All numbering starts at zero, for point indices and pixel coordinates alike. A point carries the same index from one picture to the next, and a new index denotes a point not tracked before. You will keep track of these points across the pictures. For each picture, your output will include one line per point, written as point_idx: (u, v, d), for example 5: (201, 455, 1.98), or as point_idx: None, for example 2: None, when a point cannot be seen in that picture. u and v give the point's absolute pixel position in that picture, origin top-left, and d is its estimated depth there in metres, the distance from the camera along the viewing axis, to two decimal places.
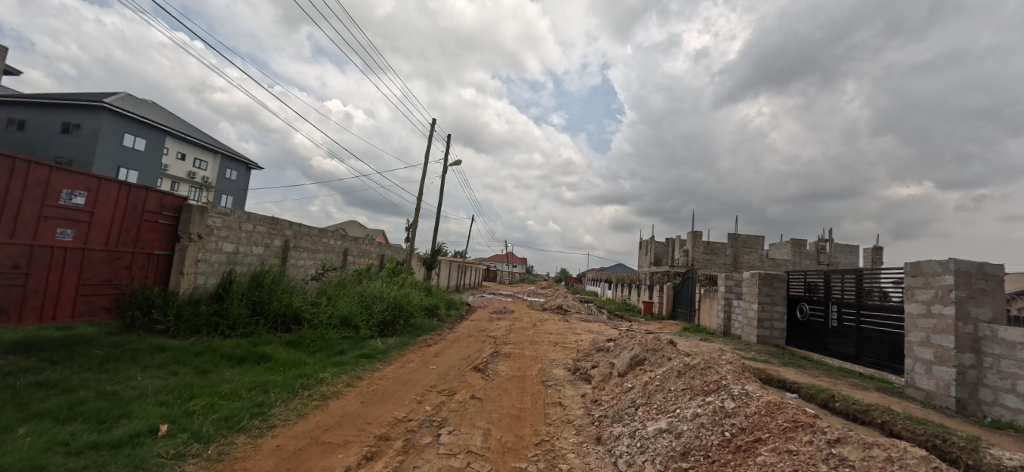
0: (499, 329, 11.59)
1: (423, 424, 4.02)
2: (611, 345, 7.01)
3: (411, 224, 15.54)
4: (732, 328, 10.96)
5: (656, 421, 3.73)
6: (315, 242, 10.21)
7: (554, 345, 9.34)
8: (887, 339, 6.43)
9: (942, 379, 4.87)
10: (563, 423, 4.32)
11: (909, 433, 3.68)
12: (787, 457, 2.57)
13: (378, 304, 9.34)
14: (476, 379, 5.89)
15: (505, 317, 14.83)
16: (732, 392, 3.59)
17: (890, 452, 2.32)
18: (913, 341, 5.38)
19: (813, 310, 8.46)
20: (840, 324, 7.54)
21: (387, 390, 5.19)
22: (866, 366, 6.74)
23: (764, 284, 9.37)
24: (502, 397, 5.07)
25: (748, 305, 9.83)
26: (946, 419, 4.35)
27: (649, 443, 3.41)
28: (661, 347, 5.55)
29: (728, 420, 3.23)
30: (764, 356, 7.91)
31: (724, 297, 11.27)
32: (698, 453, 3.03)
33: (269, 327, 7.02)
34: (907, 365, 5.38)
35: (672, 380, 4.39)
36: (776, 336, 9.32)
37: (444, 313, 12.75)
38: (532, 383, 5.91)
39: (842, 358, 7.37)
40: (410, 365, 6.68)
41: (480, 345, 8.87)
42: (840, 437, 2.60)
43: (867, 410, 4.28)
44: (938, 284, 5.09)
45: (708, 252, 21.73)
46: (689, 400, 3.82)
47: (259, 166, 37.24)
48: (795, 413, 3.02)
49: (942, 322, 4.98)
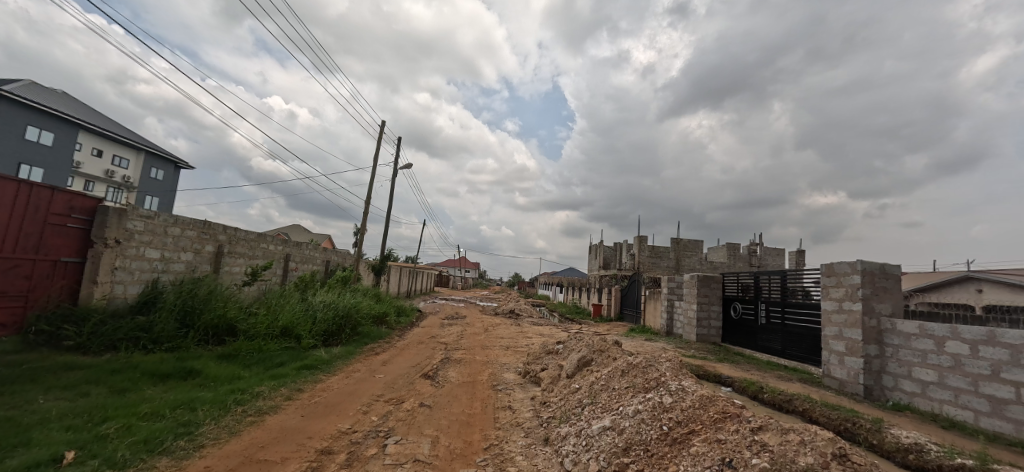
0: (450, 335, 11.47)
1: (368, 435, 3.87)
2: (559, 348, 7.14)
3: (358, 229, 14.98)
4: (674, 327, 11.56)
5: (600, 419, 3.83)
6: (251, 246, 9.51)
7: (505, 349, 9.37)
8: (808, 334, 7.04)
9: (853, 368, 5.40)
10: (512, 426, 4.34)
11: (825, 418, 4.07)
12: (716, 447, 2.74)
13: (323, 312, 8.91)
14: (425, 387, 5.77)
15: (454, 323, 14.62)
16: (670, 388, 3.76)
17: (802, 436, 2.54)
18: (828, 334, 5.91)
19: (744, 309, 9.11)
20: (768, 322, 8.16)
21: (330, 401, 4.96)
22: (790, 360, 7.35)
23: (702, 285, 9.98)
24: (451, 404, 5.00)
25: (688, 306, 10.41)
26: (856, 405, 4.83)
27: (594, 441, 3.49)
28: (606, 348, 5.72)
29: (666, 415, 3.38)
30: (702, 353, 8.41)
31: (667, 299, 11.83)
32: (639, 447, 3.15)
33: (200, 340, 6.46)
34: (824, 357, 5.90)
35: (615, 379, 4.54)
36: (713, 334, 9.93)
37: (393, 320, 12.35)
38: (483, 387, 5.89)
39: (770, 353, 8.00)
40: (356, 375, 6.41)
41: (430, 352, 8.70)
42: (762, 425, 2.80)
43: (790, 399, 4.65)
44: (848, 283, 5.64)
45: (653, 256, 22.86)
46: (630, 397, 3.97)
47: (191, 165, 34.53)
48: (724, 405, 3.20)
49: (852, 317, 5.52)
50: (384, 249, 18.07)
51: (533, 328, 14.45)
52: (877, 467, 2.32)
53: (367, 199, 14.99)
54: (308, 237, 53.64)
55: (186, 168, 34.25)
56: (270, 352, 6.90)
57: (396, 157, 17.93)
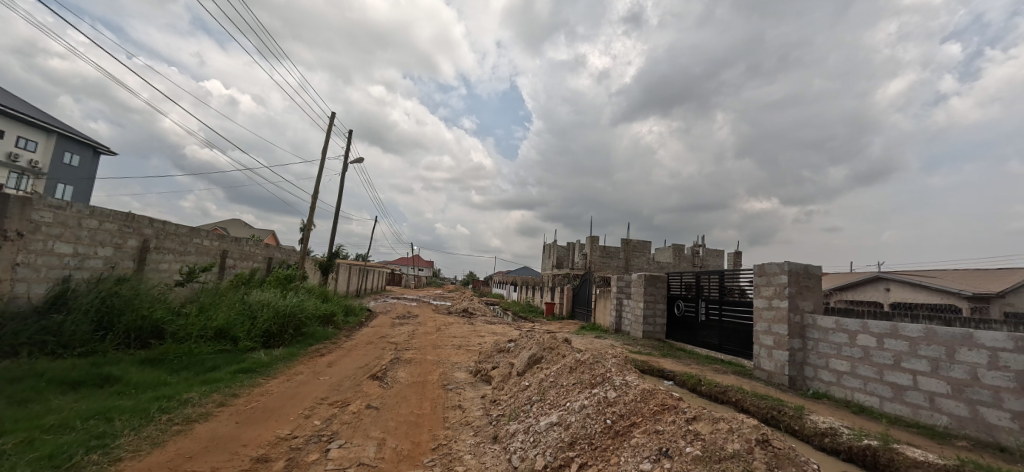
0: (401, 334, 11.24)
1: (309, 440, 3.70)
2: (511, 346, 7.21)
3: (305, 226, 14.30)
4: (622, 325, 12.04)
5: (548, 415, 3.91)
6: (183, 242, 8.77)
7: (457, 349, 9.33)
8: (742, 330, 7.58)
9: (779, 360, 5.87)
10: (461, 425, 4.33)
11: (755, 407, 4.49)
12: (655, 438, 2.88)
13: (264, 312, 8.42)
14: (373, 388, 5.62)
15: (405, 323, 14.33)
16: (614, 383, 3.90)
17: (731, 424, 2.72)
18: (759, 329, 6.38)
19: (686, 306, 9.65)
20: (708, 318, 8.69)
21: (270, 406, 4.70)
22: (726, 353, 7.88)
23: (648, 284, 10.45)
24: (400, 405, 4.91)
25: (636, 304, 10.86)
26: (781, 394, 5.27)
27: (541, 437, 3.56)
28: (556, 345, 5.84)
29: (609, 409, 3.51)
30: (647, 349, 8.81)
31: (616, 297, 12.28)
32: (584, 441, 3.25)
33: (121, 344, 5.90)
34: (755, 350, 6.37)
35: (564, 376, 4.65)
36: (658, 330, 10.44)
37: (341, 320, 11.91)
38: (432, 387, 5.82)
39: (708, 347, 8.53)
40: (298, 377, 6.11)
41: (379, 352, 8.48)
42: (696, 415, 2.97)
43: (725, 391, 5.02)
44: (777, 282, 6.12)
45: (604, 256, 23.66)
46: (577, 393, 4.08)
47: (113, 151, 31.40)
48: (663, 397, 3.37)
49: (779, 313, 6.00)
50: (332, 246, 17.33)
51: (486, 327, 14.50)
52: (794, 450, 2.54)
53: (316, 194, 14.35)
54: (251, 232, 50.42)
55: (107, 154, 31.10)
56: (203, 355, 6.43)
57: (346, 151, 17.20)
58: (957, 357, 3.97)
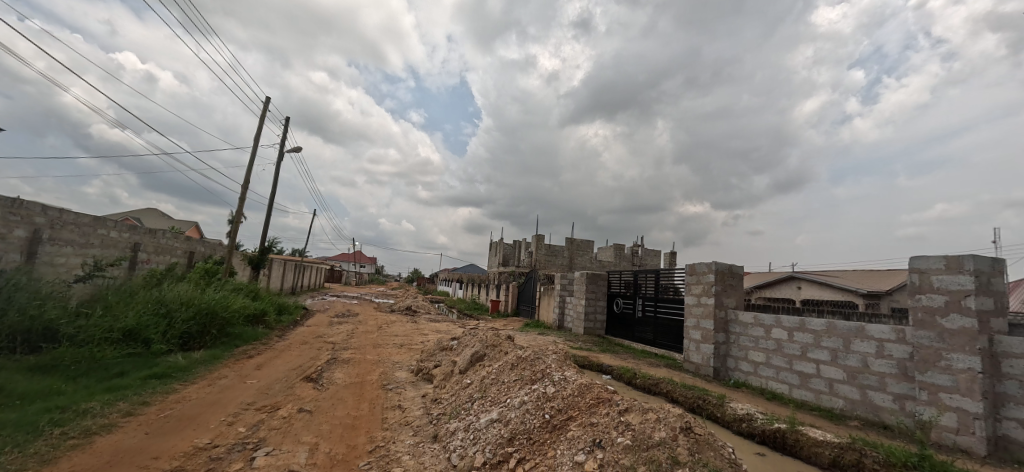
0: (339, 334, 10.81)
1: (232, 449, 3.46)
2: (454, 344, 7.21)
3: (233, 218, 13.28)
4: (565, 321, 12.43)
5: (488, 412, 3.96)
6: (83, 233, 7.77)
7: (399, 347, 9.15)
8: (674, 325, 8.10)
9: (706, 353, 6.34)
10: (400, 425, 4.26)
11: (682, 397, 4.90)
12: (590, 431, 3.02)
13: (182, 311, 7.71)
14: (306, 391, 5.36)
15: (344, 322, 13.77)
16: (554, 379, 4.03)
17: (659, 414, 2.89)
18: (689, 324, 6.83)
19: (625, 303, 10.14)
20: (644, 315, 9.20)
21: (187, 414, 4.33)
22: (660, 348, 8.40)
23: (590, 282, 10.86)
24: (335, 407, 4.73)
25: (578, 301, 11.25)
26: (706, 384, 5.71)
27: (481, 434, 3.59)
28: (499, 343, 5.93)
29: (548, 404, 3.62)
30: (588, 344, 9.16)
31: (560, 294, 12.65)
32: (523, 436, 3.33)
33: (3, 349, 5.14)
34: (685, 344, 6.83)
35: (505, 373, 4.73)
36: (598, 326, 10.91)
37: (273, 319, 11.20)
38: (371, 388, 5.66)
39: (644, 342, 9.05)
40: (221, 382, 5.67)
41: (314, 353, 8.09)
42: (628, 407, 3.15)
43: (657, 383, 5.41)
44: (706, 280, 6.58)
45: (548, 254, 24.23)
46: (518, 389, 4.17)
47: None
48: (599, 391, 3.53)
49: (706, 309, 6.46)
50: (263, 240, 16.16)
51: (430, 325, 14.33)
52: (713, 435, 2.76)
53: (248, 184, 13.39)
54: (171, 224, 45.77)
55: None
56: (106, 360, 5.77)
57: (282, 138, 16.08)
58: (851, 347, 4.52)
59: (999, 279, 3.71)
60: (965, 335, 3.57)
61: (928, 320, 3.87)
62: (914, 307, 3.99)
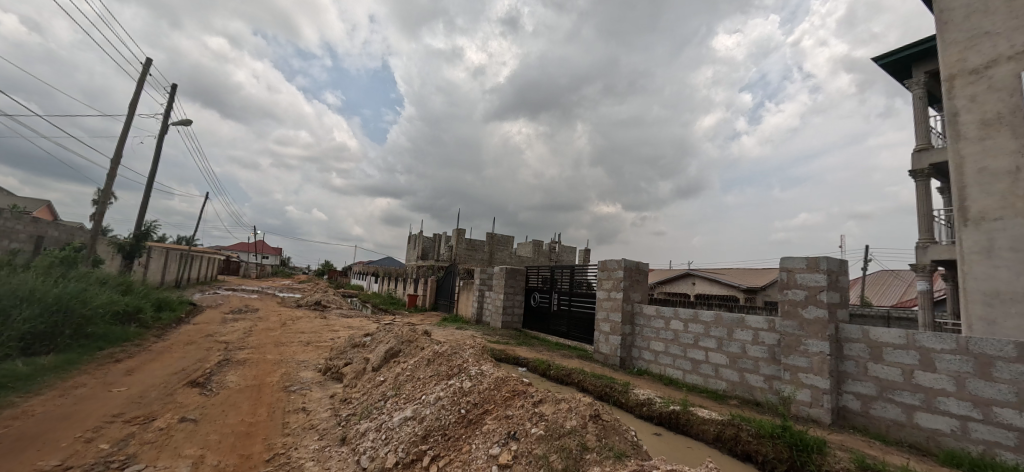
0: (233, 332, 9.83)
1: (91, 469, 3.02)
2: (367, 340, 6.99)
3: (98, 199, 11.36)
4: (483, 315, 12.65)
5: (403, 410, 3.91)
6: None
7: (305, 345, 8.60)
8: (585, 318, 8.64)
9: (614, 344, 6.85)
10: (303, 430, 4.05)
11: (591, 386, 5.26)
12: (505, 423, 3.13)
13: (22, 309, 6.38)
14: (191, 398, 4.82)
15: (241, 319, 12.50)
16: (470, 373, 4.09)
17: (571, 403, 3.06)
18: (599, 317, 7.30)
19: (541, 297, 10.57)
20: (558, 308, 9.68)
21: (30, 432, 3.65)
22: (573, 339, 8.92)
23: (509, 276, 11.15)
24: (228, 414, 4.33)
25: (497, 295, 11.49)
26: (613, 373, 6.18)
27: (393, 433, 3.53)
28: (415, 338, 5.89)
29: (464, 398, 3.68)
30: (505, 338, 9.41)
31: (479, 289, 12.82)
32: (437, 433, 3.35)
33: None
34: (596, 336, 7.30)
35: (421, 369, 4.71)
36: (516, 320, 11.27)
37: (151, 316, 9.81)
38: (271, 390, 5.27)
39: (558, 334, 9.55)
40: (78, 392, 4.86)
41: (203, 354, 7.28)
42: (542, 398, 3.29)
43: (569, 374, 5.74)
44: (615, 276, 7.07)
45: (468, 248, 24.46)
46: (434, 385, 4.18)
47: None
48: (514, 383, 3.66)
49: (615, 303, 6.95)
50: (140, 226, 14.02)
51: (341, 320, 13.63)
52: (619, 421, 2.98)
53: (120, 159, 11.50)
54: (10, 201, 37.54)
55: None
56: None
57: (166, 109, 14.03)
58: (733, 336, 5.16)
59: (842, 276, 4.49)
60: (819, 323, 4.26)
61: (792, 311, 4.54)
62: (782, 300, 4.66)
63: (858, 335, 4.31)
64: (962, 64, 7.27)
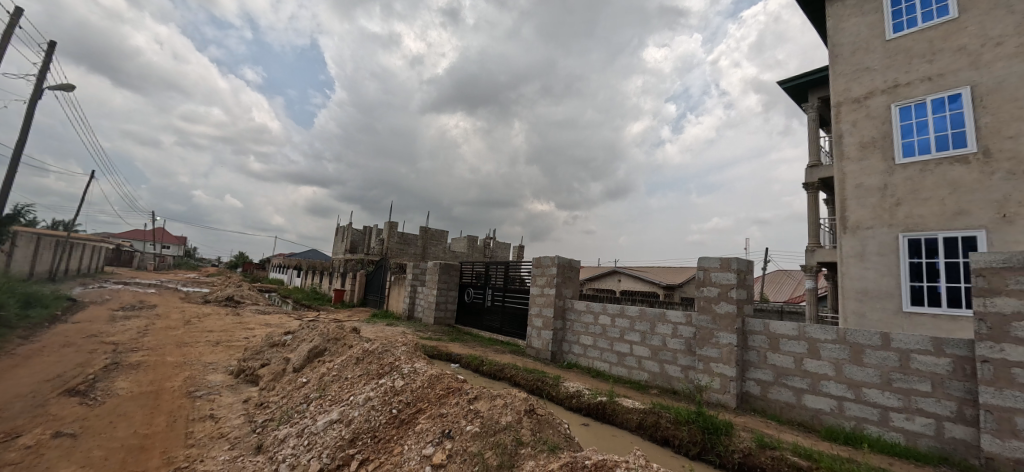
0: (124, 332, 8.65)
1: None
2: (288, 339, 6.54)
3: None
4: (415, 311, 12.42)
5: (328, 413, 3.72)
6: None
7: (214, 346, 7.83)
8: (518, 313, 8.82)
9: (546, 338, 7.05)
10: (211, 440, 3.68)
11: (524, 381, 5.39)
12: (439, 422, 3.09)
13: None
14: (67, 410, 4.18)
15: (134, 317, 10.99)
16: (402, 371, 3.99)
17: (507, 399, 3.08)
18: (533, 312, 7.48)
19: (475, 293, 10.59)
20: (492, 304, 9.77)
21: None
22: (506, 335, 9.08)
23: (443, 272, 11.04)
24: (117, 426, 3.82)
25: (430, 291, 11.34)
26: (544, 367, 6.38)
27: (317, 439, 3.34)
28: (342, 336, 5.64)
29: (396, 398, 3.58)
30: (438, 335, 9.29)
31: (412, 284, 12.58)
32: (366, 435, 3.22)
33: None
34: (529, 331, 7.47)
35: (349, 368, 4.51)
36: (449, 316, 11.23)
37: (12, 315, 8.29)
38: (171, 397, 4.71)
39: (491, 330, 9.66)
40: None
41: (84, 358, 6.32)
42: (477, 395, 3.29)
43: (502, 369, 5.84)
44: (549, 272, 7.28)
45: (400, 242, 23.86)
46: (363, 385, 4.01)
47: None
48: (449, 381, 3.62)
49: (548, 299, 7.16)
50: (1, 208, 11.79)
51: (257, 318, 12.56)
52: (552, 414, 3.05)
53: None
54: None
55: None
56: None
57: (41, 70, 11.90)
58: (655, 330, 5.55)
59: (749, 275, 5.01)
60: (729, 317, 4.72)
61: (707, 306, 4.98)
62: (699, 296, 5.09)
63: (760, 327, 4.83)
64: (847, 93, 8.23)
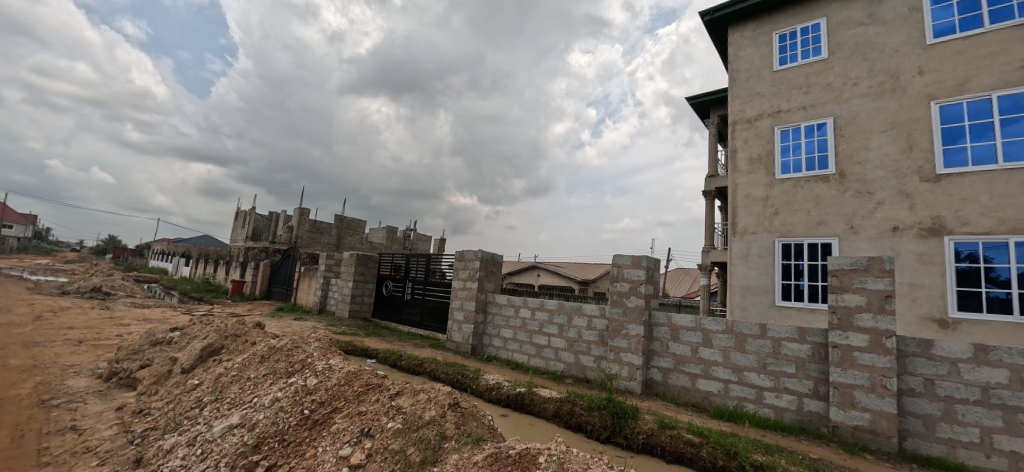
0: None
1: None
2: (175, 337, 5.77)
3: None
4: (327, 304, 11.73)
5: (227, 417, 3.37)
6: None
7: (74, 346, 6.61)
8: (438, 307, 8.76)
9: (466, 332, 7.08)
10: (73, 456, 3.13)
11: (444, 375, 5.37)
12: (358, 421, 2.97)
13: None
14: None
15: None
16: (315, 369, 3.76)
17: (430, 394, 3.05)
18: (453, 306, 7.46)
19: (394, 286, 10.28)
20: (411, 297, 9.57)
21: None
22: (425, 328, 8.97)
23: (360, 264, 10.57)
24: None
25: (345, 283, 10.79)
26: (464, 360, 6.41)
27: (213, 446, 3.01)
28: (244, 333, 5.13)
29: (308, 397, 3.37)
30: (353, 329, 8.87)
31: (324, 276, 11.86)
32: (273, 439, 2.98)
33: None
34: (449, 325, 7.44)
35: (252, 367, 4.12)
36: (365, 309, 10.82)
37: None
38: (13, 409, 3.90)
39: (410, 324, 9.48)
40: None
41: None
42: (399, 390, 3.22)
43: (421, 363, 5.76)
44: (471, 266, 7.32)
45: (312, 231, 22.23)
46: (269, 385, 3.70)
47: None
48: (368, 377, 3.50)
49: (469, 293, 7.19)
50: None
51: (132, 312, 10.86)
52: (475, 407, 3.09)
53: None
54: None
55: None
56: None
57: None
58: (572, 322, 5.87)
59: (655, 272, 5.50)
60: (638, 310, 5.17)
61: (619, 300, 5.39)
62: (612, 291, 5.48)
63: (664, 320, 5.35)
64: (741, 113, 9.38)
